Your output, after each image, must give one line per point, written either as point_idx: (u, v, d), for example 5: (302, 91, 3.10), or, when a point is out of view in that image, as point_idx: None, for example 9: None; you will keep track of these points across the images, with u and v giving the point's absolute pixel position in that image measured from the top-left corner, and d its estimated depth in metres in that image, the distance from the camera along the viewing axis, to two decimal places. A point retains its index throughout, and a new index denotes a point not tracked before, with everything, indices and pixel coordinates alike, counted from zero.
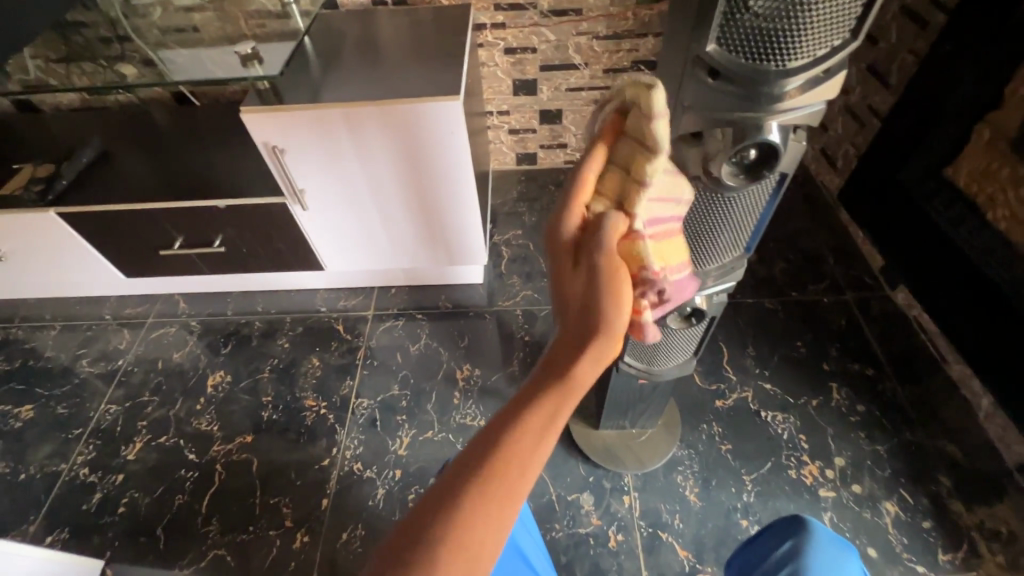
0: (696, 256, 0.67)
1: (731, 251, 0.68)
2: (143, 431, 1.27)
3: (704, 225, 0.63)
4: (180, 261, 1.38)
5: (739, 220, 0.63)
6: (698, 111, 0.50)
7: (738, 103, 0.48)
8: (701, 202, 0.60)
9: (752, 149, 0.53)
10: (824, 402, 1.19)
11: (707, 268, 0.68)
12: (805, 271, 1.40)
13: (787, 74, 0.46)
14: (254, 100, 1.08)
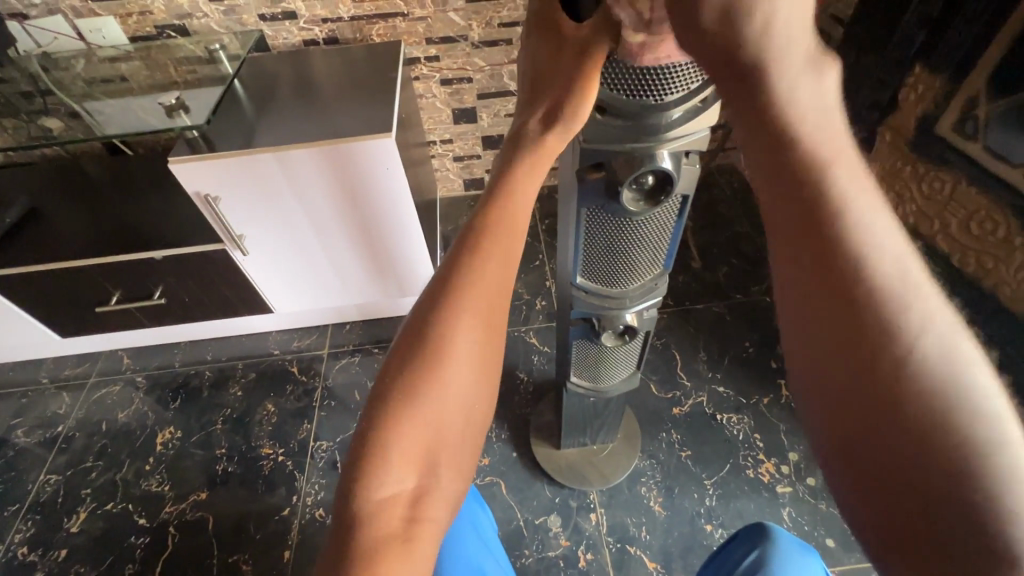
0: (619, 277, 0.71)
1: (651, 269, 0.72)
2: (87, 499, 1.21)
3: (621, 248, 0.67)
4: (119, 316, 1.33)
5: (653, 240, 0.67)
6: (593, 145, 0.54)
7: (627, 135, 0.53)
8: (615, 228, 0.64)
9: (649, 176, 0.57)
10: (774, 399, 1.23)
11: (630, 286, 0.72)
12: (747, 274, 1.45)
13: (665, 108, 0.50)
14: (183, 148, 1.07)
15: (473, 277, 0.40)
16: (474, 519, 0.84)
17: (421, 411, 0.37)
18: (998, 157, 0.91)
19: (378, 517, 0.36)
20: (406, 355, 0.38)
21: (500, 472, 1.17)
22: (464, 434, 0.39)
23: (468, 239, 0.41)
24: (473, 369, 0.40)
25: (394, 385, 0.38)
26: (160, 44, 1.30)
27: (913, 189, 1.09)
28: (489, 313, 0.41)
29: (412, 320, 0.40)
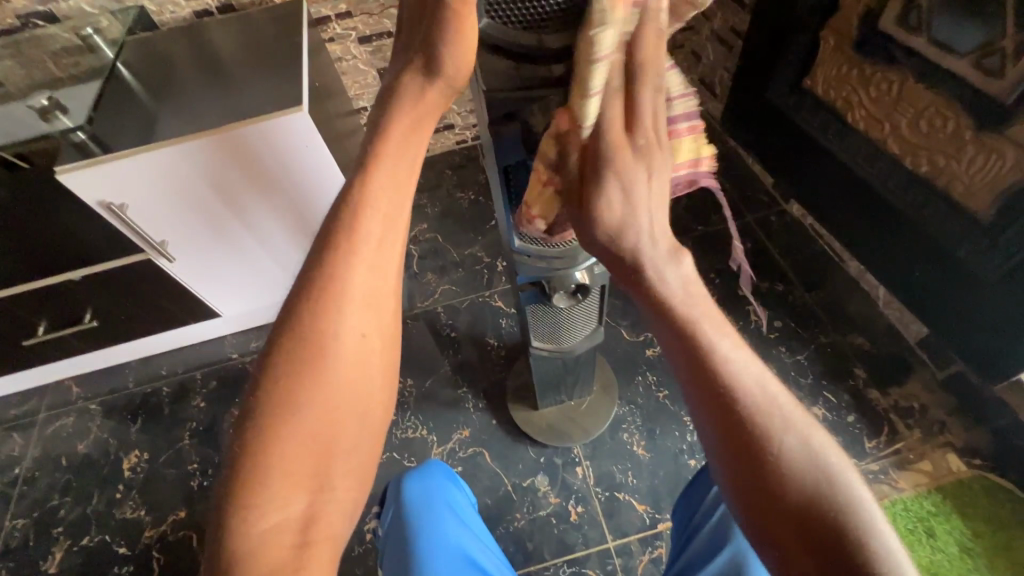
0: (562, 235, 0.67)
1: None
2: (61, 538, 1.16)
3: None
4: (54, 345, 1.23)
5: None
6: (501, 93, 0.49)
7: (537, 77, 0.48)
8: None
9: None
10: (744, 326, 1.23)
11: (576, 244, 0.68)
12: (705, 203, 1.41)
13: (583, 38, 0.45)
14: (72, 154, 0.95)
15: (353, 273, 0.39)
16: (450, 500, 0.82)
17: (303, 429, 0.37)
18: (943, 49, 0.92)
19: (263, 547, 0.37)
20: (284, 371, 0.38)
21: (482, 441, 1.15)
22: (359, 441, 0.40)
23: (337, 227, 0.39)
24: (360, 371, 0.40)
25: (269, 407, 0.37)
26: (28, 36, 1.10)
27: (861, 93, 1.07)
28: (376, 306, 0.41)
29: (284, 321, 0.39)
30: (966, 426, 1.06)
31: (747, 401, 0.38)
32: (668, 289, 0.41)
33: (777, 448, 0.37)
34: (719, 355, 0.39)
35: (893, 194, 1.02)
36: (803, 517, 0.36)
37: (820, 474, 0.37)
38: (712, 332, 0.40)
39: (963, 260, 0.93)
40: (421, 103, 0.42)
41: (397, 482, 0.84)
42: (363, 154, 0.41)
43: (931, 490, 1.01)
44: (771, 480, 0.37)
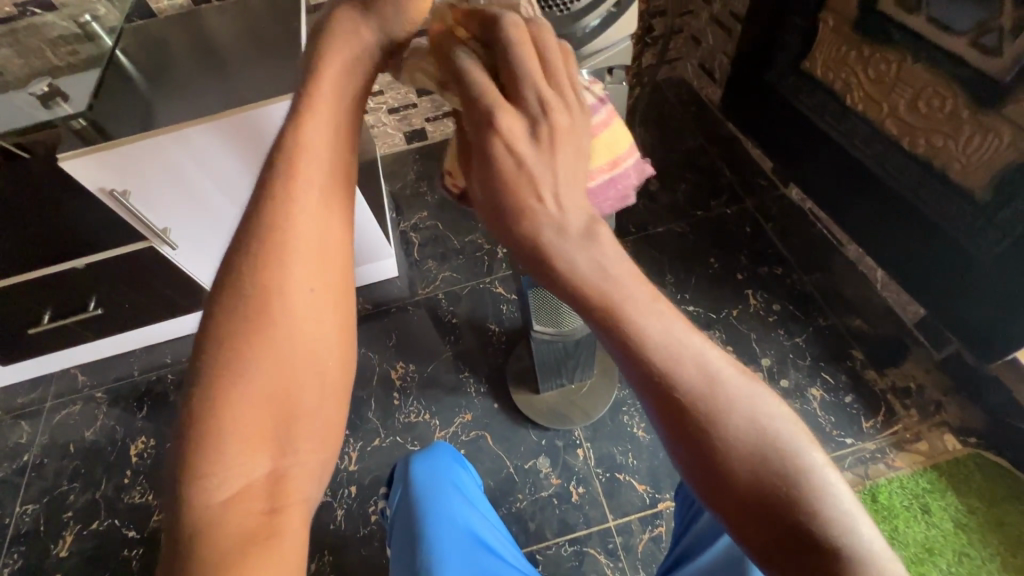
0: None
1: None
2: (71, 522, 1.18)
3: None
4: (60, 333, 1.24)
5: None
6: None
7: None
8: None
9: None
10: (743, 310, 1.24)
11: None
12: (704, 188, 1.42)
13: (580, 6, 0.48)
14: (72, 140, 0.95)
15: (295, 220, 0.40)
16: (456, 480, 0.83)
17: (255, 385, 0.38)
18: (941, 28, 0.91)
19: (225, 519, 0.35)
20: (232, 328, 0.38)
21: (484, 424, 1.16)
22: (320, 397, 0.40)
23: (274, 174, 0.41)
24: (314, 323, 0.40)
25: (215, 366, 0.37)
26: (26, 23, 1.09)
27: (859, 75, 1.07)
28: (323, 261, 0.42)
29: (231, 279, 0.39)
30: (963, 406, 1.08)
31: (685, 384, 0.33)
32: (572, 269, 0.35)
33: (721, 429, 0.32)
34: (650, 339, 0.33)
35: (892, 176, 1.02)
36: (757, 498, 0.32)
37: (774, 452, 0.32)
38: (640, 311, 0.34)
39: (959, 239, 0.93)
40: (353, 51, 0.44)
41: (404, 464, 0.85)
42: (295, 107, 0.42)
43: (926, 468, 1.03)
44: (712, 459, 0.32)
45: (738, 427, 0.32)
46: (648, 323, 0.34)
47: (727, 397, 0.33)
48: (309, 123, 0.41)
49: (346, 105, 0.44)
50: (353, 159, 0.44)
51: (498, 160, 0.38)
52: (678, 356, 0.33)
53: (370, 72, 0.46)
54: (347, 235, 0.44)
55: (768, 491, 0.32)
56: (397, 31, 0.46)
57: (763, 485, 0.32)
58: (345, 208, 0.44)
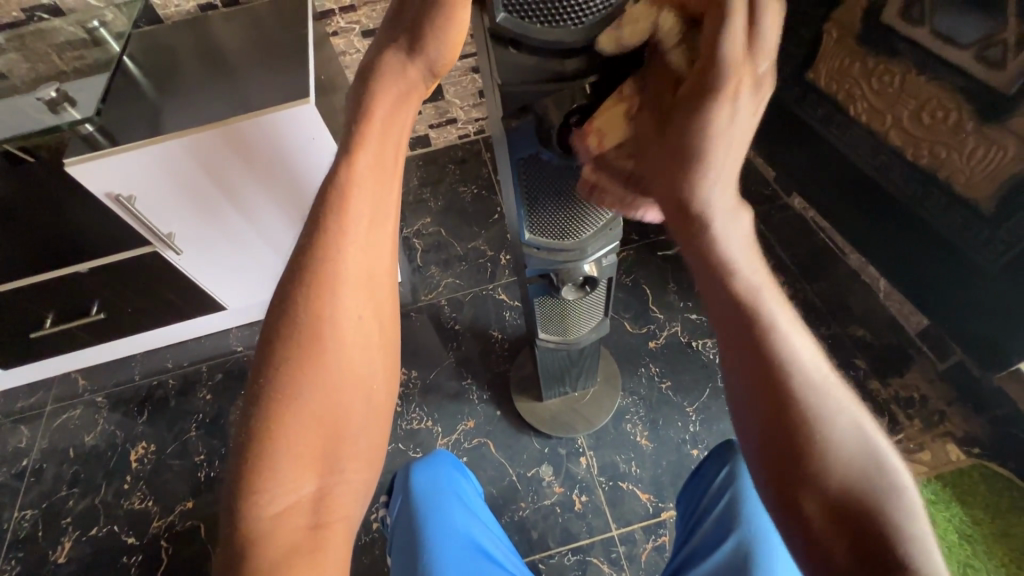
0: (570, 228, 0.69)
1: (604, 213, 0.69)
2: (70, 528, 1.17)
3: (567, 199, 0.65)
4: (61, 338, 1.24)
5: None
6: (512, 84, 0.51)
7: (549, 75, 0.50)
8: (558, 180, 0.63)
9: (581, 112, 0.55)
10: None
11: (583, 236, 0.70)
12: None
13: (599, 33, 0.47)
14: (79, 146, 0.95)
15: (346, 250, 0.42)
16: (458, 489, 0.82)
17: (306, 408, 0.40)
18: (947, 42, 0.92)
19: (276, 533, 0.39)
20: (286, 352, 0.41)
21: (487, 432, 1.16)
22: (364, 419, 0.43)
23: (327, 202, 0.42)
24: (363, 350, 0.43)
25: (271, 387, 0.40)
26: (33, 29, 1.10)
27: (863, 86, 1.07)
28: (370, 287, 0.44)
29: (285, 307, 0.42)
30: (966, 416, 1.08)
31: (803, 378, 0.40)
32: (729, 259, 0.42)
33: (823, 429, 0.39)
34: (783, 335, 0.41)
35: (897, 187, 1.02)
36: (843, 506, 0.37)
37: (871, 464, 0.39)
38: (775, 309, 0.42)
39: (964, 250, 0.94)
40: (405, 83, 0.45)
41: (405, 472, 0.83)
42: (348, 136, 0.43)
43: (930, 478, 1.03)
44: (811, 449, 0.38)
45: (842, 435, 0.39)
46: (780, 327, 0.41)
47: (836, 407, 0.40)
48: (360, 154, 0.43)
49: (399, 138, 0.45)
50: (398, 187, 0.46)
51: (706, 134, 0.40)
52: (804, 359, 0.41)
53: (418, 104, 0.46)
54: (393, 263, 0.46)
55: (856, 495, 0.37)
56: (440, 64, 0.45)
57: (854, 489, 0.37)
58: (391, 235, 0.46)
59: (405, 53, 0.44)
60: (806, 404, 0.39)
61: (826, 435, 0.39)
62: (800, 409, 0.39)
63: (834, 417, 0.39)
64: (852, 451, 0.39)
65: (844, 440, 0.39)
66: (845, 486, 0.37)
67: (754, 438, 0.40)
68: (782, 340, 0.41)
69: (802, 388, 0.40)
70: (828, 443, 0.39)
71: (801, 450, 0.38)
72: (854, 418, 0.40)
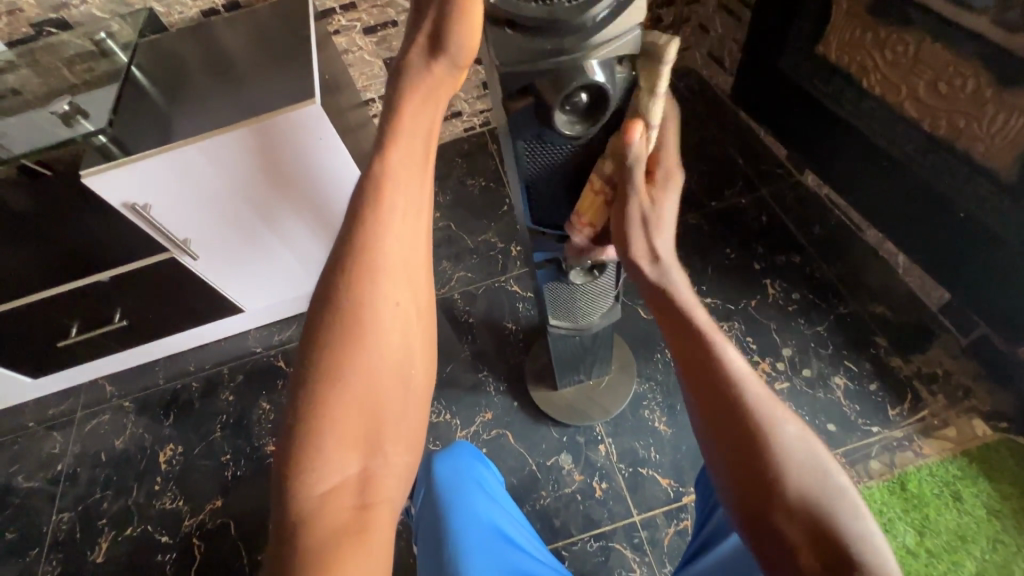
0: None
1: None
2: (106, 529, 1.21)
3: (571, 188, 0.66)
4: (87, 346, 1.27)
5: None
6: (510, 67, 0.51)
7: (542, 54, 0.50)
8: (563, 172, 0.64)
9: (583, 94, 0.54)
10: (761, 299, 1.22)
11: None
12: (716, 178, 1.39)
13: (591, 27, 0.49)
14: (94, 157, 0.97)
15: (384, 242, 0.43)
16: (479, 476, 0.83)
17: (350, 394, 0.41)
18: (961, 7, 0.89)
19: (325, 511, 0.40)
20: (330, 339, 0.41)
21: (505, 423, 1.17)
22: (403, 405, 0.43)
23: (365, 197, 0.43)
24: (401, 337, 0.43)
25: (315, 374, 0.41)
26: (44, 44, 1.12)
27: (875, 57, 1.05)
28: (408, 278, 0.44)
29: (328, 297, 0.42)
30: (992, 390, 1.06)
31: (755, 396, 0.47)
32: (683, 303, 0.52)
33: (775, 438, 0.45)
34: (734, 361, 0.48)
35: (913, 159, 1.00)
36: (800, 511, 0.43)
37: (822, 474, 0.44)
38: (725, 341, 0.50)
39: (985, 220, 0.91)
40: (431, 78, 0.45)
41: (426, 462, 0.84)
42: (380, 133, 0.44)
43: (956, 455, 1.01)
44: (767, 459, 0.44)
45: (794, 444, 0.45)
46: (732, 357, 0.49)
47: (785, 421, 0.46)
48: (393, 150, 0.44)
49: (428, 130, 0.45)
50: (431, 179, 0.46)
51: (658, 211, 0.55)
52: (754, 381, 0.48)
53: (446, 101, 0.47)
54: (428, 255, 0.47)
55: (808, 503, 0.43)
56: (462, 58, 0.46)
57: (809, 494, 0.43)
58: (426, 227, 0.46)
59: (427, 53, 0.45)
60: (761, 422, 0.46)
61: (779, 449, 0.45)
62: (755, 425, 0.46)
63: (786, 430, 0.46)
64: (805, 463, 0.44)
65: (795, 451, 0.45)
66: (802, 493, 0.43)
67: (720, 462, 0.46)
68: (734, 366, 0.48)
69: (755, 414, 0.46)
70: (782, 454, 0.45)
71: (758, 464, 0.44)
72: (804, 433, 0.46)
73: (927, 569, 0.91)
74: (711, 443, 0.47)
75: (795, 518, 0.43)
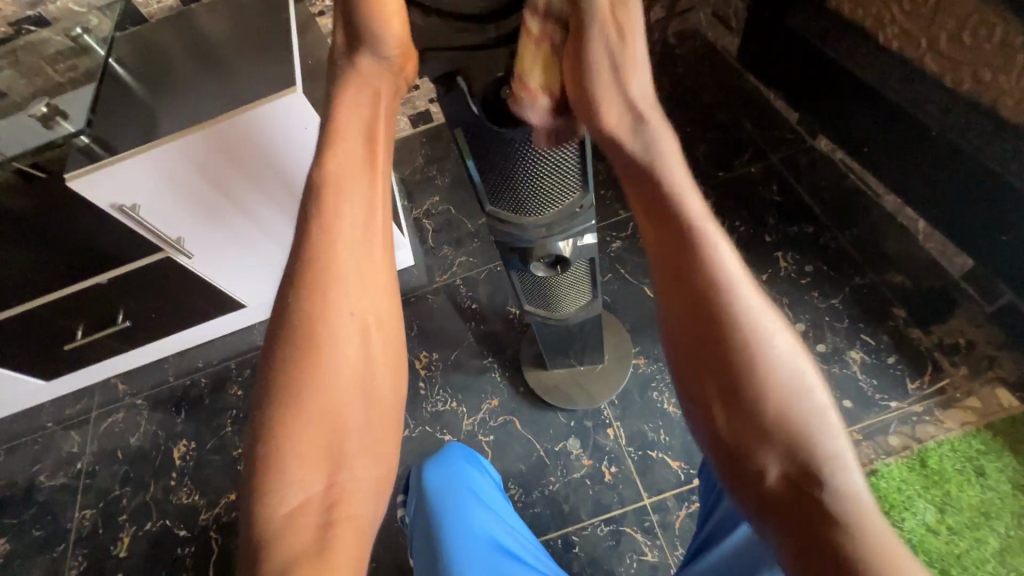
0: (527, 205, 0.65)
1: (566, 193, 0.64)
2: (126, 524, 1.24)
3: (516, 175, 0.60)
4: (94, 347, 1.28)
5: (556, 166, 0.59)
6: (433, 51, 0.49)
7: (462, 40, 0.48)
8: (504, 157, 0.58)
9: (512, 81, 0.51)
10: (773, 273, 1.17)
11: (544, 215, 0.66)
12: (724, 147, 1.33)
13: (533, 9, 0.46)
14: (77, 159, 0.95)
15: (335, 255, 0.44)
16: (471, 484, 0.81)
17: (309, 410, 0.41)
18: None
19: (289, 531, 0.40)
20: (286, 357, 0.42)
21: (511, 409, 1.16)
22: (366, 417, 0.43)
23: (311, 210, 0.45)
24: (359, 348, 0.44)
25: (274, 392, 0.41)
26: (23, 42, 1.09)
27: (893, 9, 0.98)
28: (364, 288, 0.45)
29: (282, 314, 0.43)
30: (1018, 360, 1.02)
31: (741, 311, 0.46)
32: (679, 203, 0.48)
33: (756, 353, 0.45)
34: (723, 272, 0.47)
35: (931, 118, 0.94)
36: (769, 425, 0.44)
37: (798, 390, 0.45)
38: (718, 250, 0.47)
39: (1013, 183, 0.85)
40: (362, 77, 0.48)
41: (417, 469, 0.83)
42: (320, 144, 0.46)
43: (979, 429, 0.97)
44: (743, 375, 0.45)
45: (772, 359, 0.45)
46: (722, 268, 0.47)
47: (769, 334, 0.46)
48: (331, 155, 0.46)
49: (368, 131, 0.47)
50: (379, 188, 0.48)
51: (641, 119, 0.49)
52: (740, 294, 0.47)
53: (384, 100, 0.49)
54: (386, 263, 0.47)
55: (779, 419, 0.44)
56: (385, 50, 0.47)
57: (780, 409, 0.44)
58: (380, 237, 0.47)
59: (351, 52, 0.48)
60: (740, 333, 0.46)
61: (759, 365, 0.45)
62: (733, 340, 0.46)
63: (768, 347, 0.46)
64: (783, 379, 0.45)
65: (774, 366, 0.45)
66: (770, 407, 0.45)
67: (695, 376, 0.48)
68: (718, 274, 0.47)
69: (740, 328, 0.46)
70: (756, 365, 0.45)
71: (733, 379, 0.45)
72: (787, 346, 0.46)
73: (947, 547, 0.89)
74: (688, 353, 0.48)
75: (764, 433, 0.44)
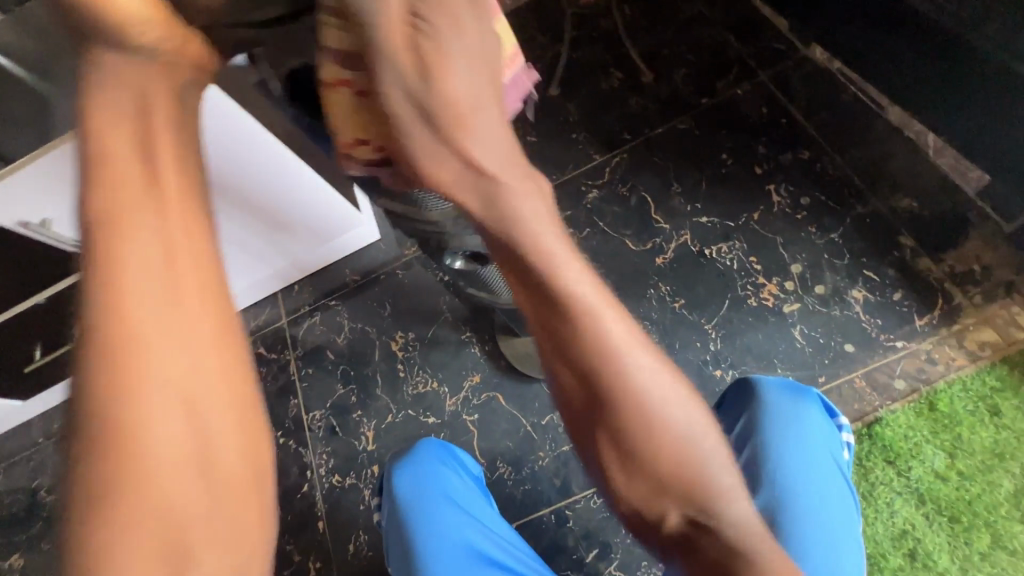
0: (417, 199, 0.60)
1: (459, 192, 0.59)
2: None
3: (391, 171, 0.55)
4: (60, 363, 1.23)
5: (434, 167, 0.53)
6: None
7: None
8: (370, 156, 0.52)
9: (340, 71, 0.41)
10: (766, 210, 1.06)
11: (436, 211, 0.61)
12: (706, 68, 1.16)
13: None
14: None
15: (133, 312, 0.36)
16: (444, 488, 0.79)
17: (125, 515, 0.34)
18: None
19: None
20: (87, 453, 0.34)
21: (494, 385, 1.10)
22: (205, 502, 0.35)
23: (92, 265, 0.37)
24: (184, 416, 0.36)
25: (75, 502, 0.34)
26: None
27: None
28: (181, 341, 0.37)
29: (77, 399, 0.35)
30: None
31: (630, 371, 0.39)
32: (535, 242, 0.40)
33: (652, 420, 0.39)
34: (601, 331, 0.39)
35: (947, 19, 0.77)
36: (677, 488, 0.39)
37: (700, 459, 0.40)
38: (589, 301, 0.39)
39: None
40: (124, 78, 0.40)
41: (388, 474, 0.80)
42: (88, 174, 0.39)
43: (994, 364, 0.91)
44: (643, 451, 0.39)
45: (672, 420, 0.40)
46: (599, 319, 0.39)
47: (665, 394, 0.40)
48: (93, 195, 0.38)
49: (141, 144, 0.39)
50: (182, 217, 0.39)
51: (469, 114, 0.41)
52: (629, 352, 0.39)
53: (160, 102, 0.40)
54: (213, 304, 0.39)
55: (687, 483, 0.39)
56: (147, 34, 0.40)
57: (683, 477, 0.39)
58: (199, 277, 0.39)
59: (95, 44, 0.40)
60: (637, 400, 0.39)
61: (657, 429, 0.39)
62: (625, 414, 0.39)
63: (661, 407, 0.39)
64: (688, 442, 0.40)
65: (679, 437, 0.40)
66: (680, 478, 0.39)
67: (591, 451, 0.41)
68: (607, 330, 0.39)
69: (630, 392, 0.39)
70: (660, 437, 0.39)
71: (632, 449, 0.39)
72: (692, 415, 0.40)
73: (958, 493, 0.87)
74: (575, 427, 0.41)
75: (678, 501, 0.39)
